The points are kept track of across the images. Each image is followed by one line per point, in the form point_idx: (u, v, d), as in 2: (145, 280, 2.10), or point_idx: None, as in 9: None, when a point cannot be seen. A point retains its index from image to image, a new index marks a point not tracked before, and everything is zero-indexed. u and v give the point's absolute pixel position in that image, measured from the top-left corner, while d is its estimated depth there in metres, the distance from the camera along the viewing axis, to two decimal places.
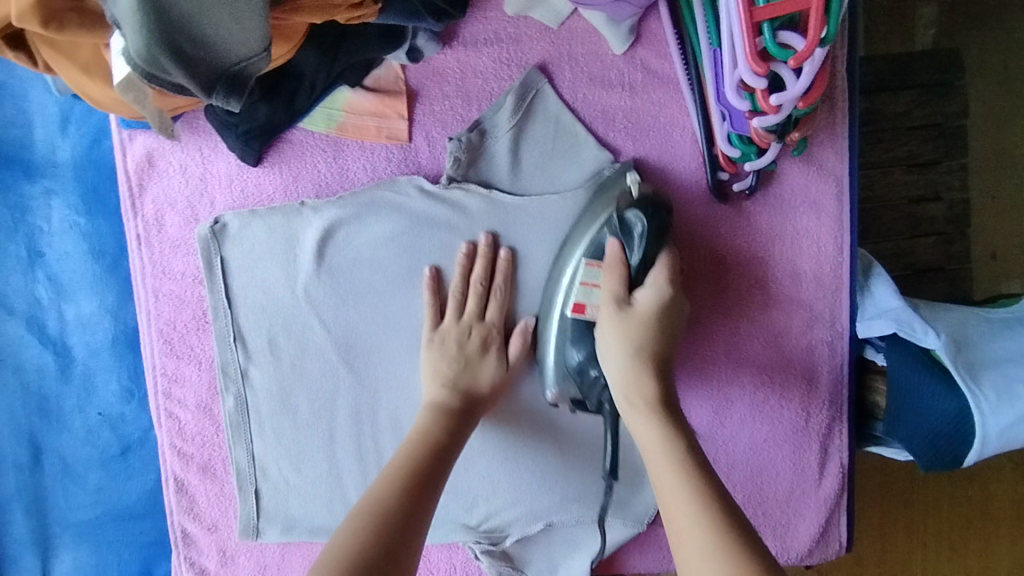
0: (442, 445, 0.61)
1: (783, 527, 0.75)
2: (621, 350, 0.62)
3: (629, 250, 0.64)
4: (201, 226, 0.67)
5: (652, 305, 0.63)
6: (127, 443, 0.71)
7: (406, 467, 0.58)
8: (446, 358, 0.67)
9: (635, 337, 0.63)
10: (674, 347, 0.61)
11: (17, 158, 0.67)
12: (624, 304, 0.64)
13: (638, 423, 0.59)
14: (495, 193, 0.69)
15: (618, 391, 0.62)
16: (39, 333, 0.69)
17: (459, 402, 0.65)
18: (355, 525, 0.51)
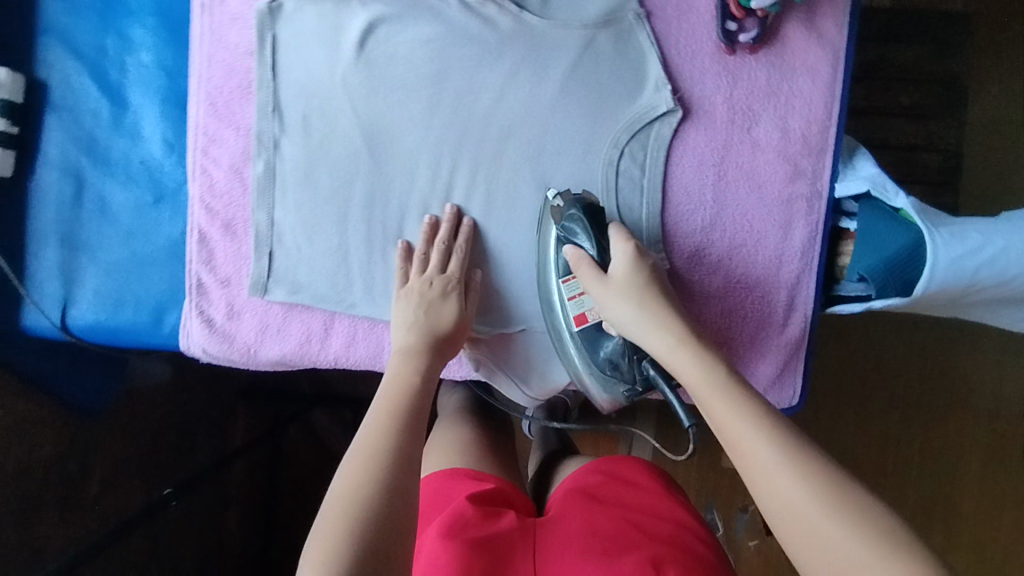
0: (421, 392, 0.67)
1: (744, 367, 0.81)
2: (631, 306, 0.66)
3: (573, 227, 0.71)
4: (261, 2, 0.75)
5: (627, 273, 0.68)
6: (161, 194, 0.78)
7: (396, 417, 0.63)
8: (416, 308, 0.74)
9: (585, 236, 0.70)
10: (641, 269, 0.68)
11: None
12: (567, 212, 0.72)
13: (619, 306, 0.67)
14: (525, 15, 0.76)
15: (592, 277, 0.69)
16: (100, 81, 0.77)
17: (426, 343, 0.72)
18: (366, 476, 0.56)
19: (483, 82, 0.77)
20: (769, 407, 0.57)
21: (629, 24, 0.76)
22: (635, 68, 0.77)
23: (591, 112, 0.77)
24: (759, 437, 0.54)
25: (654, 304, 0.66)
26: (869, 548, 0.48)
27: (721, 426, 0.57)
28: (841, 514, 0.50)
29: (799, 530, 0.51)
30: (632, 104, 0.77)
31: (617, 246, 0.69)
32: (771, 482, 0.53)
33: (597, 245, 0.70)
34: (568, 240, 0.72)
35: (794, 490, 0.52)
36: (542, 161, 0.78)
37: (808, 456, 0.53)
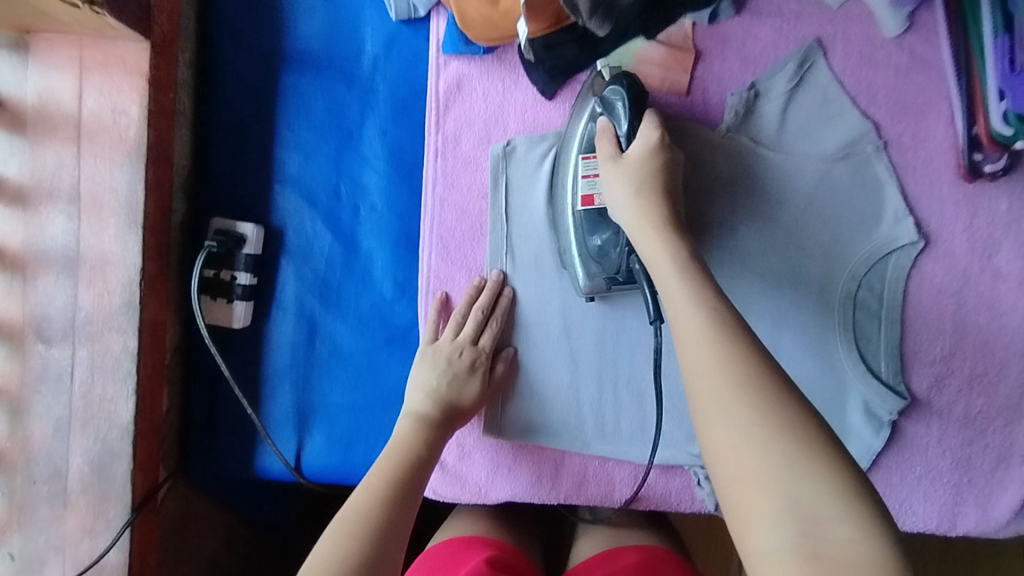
0: (426, 453, 0.66)
1: (985, 497, 0.78)
2: (628, 188, 0.64)
3: (612, 102, 0.68)
4: (495, 146, 0.75)
5: (641, 161, 0.64)
6: (392, 335, 0.78)
7: (393, 478, 0.62)
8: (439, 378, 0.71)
9: (624, 115, 0.67)
10: (658, 154, 0.65)
11: (343, 70, 0.76)
12: (610, 86, 0.69)
13: (619, 185, 0.64)
14: (761, 149, 0.75)
15: (606, 155, 0.66)
16: (333, 226, 0.77)
17: (443, 413, 0.69)
18: (369, 508, 0.58)
19: (717, 217, 0.75)
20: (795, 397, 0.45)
21: (867, 156, 0.75)
22: (874, 199, 0.75)
23: (827, 245, 0.76)
24: (740, 401, 0.46)
25: (650, 195, 0.63)
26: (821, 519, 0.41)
27: (697, 389, 0.48)
28: (826, 496, 0.41)
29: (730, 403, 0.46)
30: (871, 235, 0.75)
31: (643, 126, 0.66)
32: (746, 455, 0.44)
33: (631, 125, 0.67)
34: (604, 116, 0.69)
35: (753, 432, 0.44)
36: (777, 292, 0.76)
37: (808, 435, 0.43)
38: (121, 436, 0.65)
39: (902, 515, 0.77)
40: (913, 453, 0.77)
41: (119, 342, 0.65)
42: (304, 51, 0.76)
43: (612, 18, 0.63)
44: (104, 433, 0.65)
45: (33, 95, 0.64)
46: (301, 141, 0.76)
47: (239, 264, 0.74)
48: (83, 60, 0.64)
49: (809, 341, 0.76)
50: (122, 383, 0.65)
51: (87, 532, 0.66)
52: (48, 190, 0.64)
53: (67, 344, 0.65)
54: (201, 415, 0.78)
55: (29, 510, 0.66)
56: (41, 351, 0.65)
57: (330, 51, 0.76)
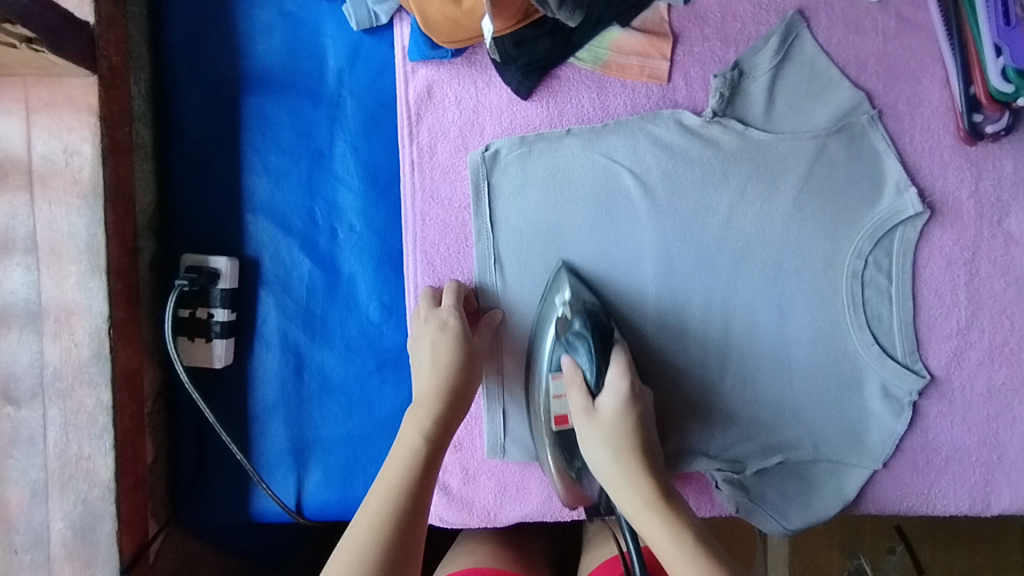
0: (433, 445, 0.62)
1: (1019, 472, 0.74)
2: (606, 455, 0.64)
3: (576, 343, 0.68)
4: (473, 152, 0.72)
5: (616, 411, 0.65)
6: (383, 360, 0.74)
7: (392, 502, 0.57)
8: (428, 348, 0.66)
9: (588, 357, 0.68)
10: (631, 407, 0.65)
11: (307, 87, 0.72)
12: (572, 325, 0.69)
13: (599, 451, 0.64)
14: (750, 130, 0.71)
15: (579, 409, 0.66)
16: (311, 252, 0.73)
17: (441, 396, 0.65)
18: (368, 542, 0.54)
19: (710, 205, 0.72)
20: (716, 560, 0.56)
21: (862, 127, 0.71)
22: (873, 171, 0.72)
23: (829, 225, 0.72)
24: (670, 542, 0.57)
25: (629, 455, 0.63)
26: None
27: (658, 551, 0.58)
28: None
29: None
30: (873, 210, 0.72)
31: (614, 372, 0.66)
32: (676, 573, 0.56)
33: (596, 368, 0.67)
34: (569, 353, 0.69)
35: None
36: (780, 277, 0.73)
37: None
38: (104, 495, 0.61)
39: (931, 499, 0.74)
40: (937, 433, 0.74)
41: (91, 396, 0.61)
42: (263, 71, 0.72)
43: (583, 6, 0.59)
44: (85, 493, 0.61)
45: None
46: (270, 165, 0.73)
47: (215, 300, 0.70)
48: (29, 102, 0.60)
49: (818, 328, 0.73)
50: (100, 439, 0.61)
51: None
52: (3, 243, 0.60)
53: (37, 403, 0.61)
54: (190, 461, 0.74)
55: None
56: (11, 414, 0.61)
57: (291, 68, 0.72)
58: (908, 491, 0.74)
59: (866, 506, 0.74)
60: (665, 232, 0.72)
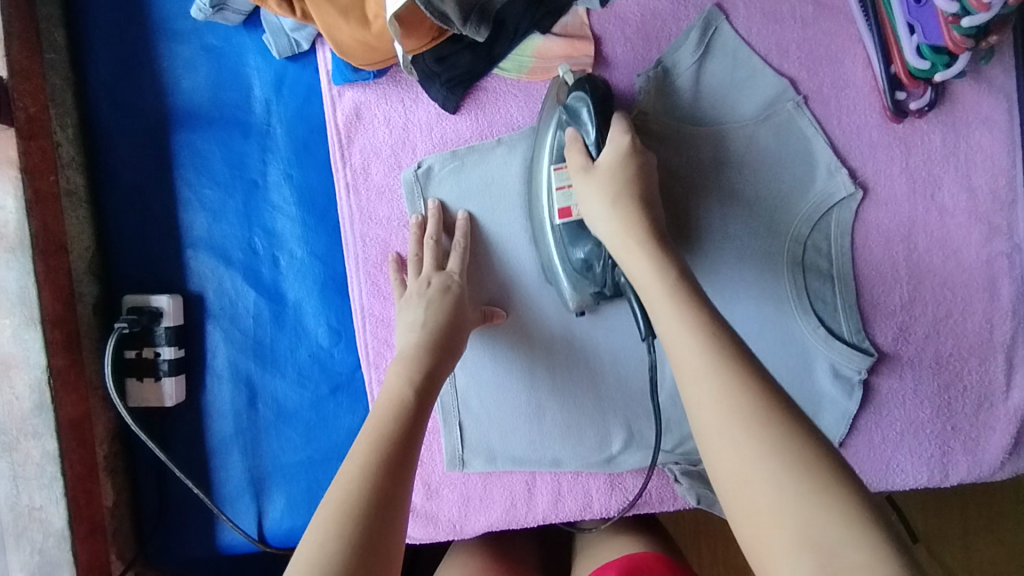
0: (421, 393, 0.58)
1: (974, 441, 0.74)
2: (603, 198, 0.60)
3: (578, 107, 0.64)
4: (406, 171, 0.72)
5: (615, 168, 0.62)
6: (336, 383, 0.75)
7: (382, 441, 0.52)
8: (422, 309, 0.65)
9: (591, 125, 0.63)
10: (632, 158, 0.62)
11: (236, 120, 0.73)
12: (572, 93, 0.65)
13: (595, 203, 0.61)
14: (679, 126, 0.72)
15: (577, 166, 0.63)
16: (255, 282, 0.74)
17: (431, 345, 0.62)
18: (356, 484, 0.48)
19: None
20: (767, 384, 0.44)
21: (789, 113, 0.72)
22: (804, 156, 0.72)
23: (766, 212, 0.73)
24: (689, 325, 0.49)
25: (625, 205, 0.60)
26: (808, 533, 0.37)
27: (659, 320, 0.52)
28: (792, 466, 0.40)
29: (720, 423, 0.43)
30: (807, 195, 0.72)
31: (613, 137, 0.63)
32: (709, 415, 0.44)
33: (600, 139, 0.63)
34: (570, 124, 0.65)
35: (723, 413, 0.43)
36: (722, 267, 0.73)
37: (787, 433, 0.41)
38: (59, 544, 0.61)
39: (890, 474, 0.75)
40: (890, 409, 0.74)
41: (38, 448, 0.61)
42: (191, 107, 0.73)
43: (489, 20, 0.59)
44: (41, 543, 0.61)
45: None
46: (205, 199, 0.73)
47: (160, 338, 0.70)
48: None
49: (764, 313, 0.73)
50: (50, 488, 0.61)
51: None
52: None
53: None
54: (152, 502, 0.74)
55: None
56: None
57: (218, 103, 0.73)
58: (866, 468, 0.75)
59: None
60: None
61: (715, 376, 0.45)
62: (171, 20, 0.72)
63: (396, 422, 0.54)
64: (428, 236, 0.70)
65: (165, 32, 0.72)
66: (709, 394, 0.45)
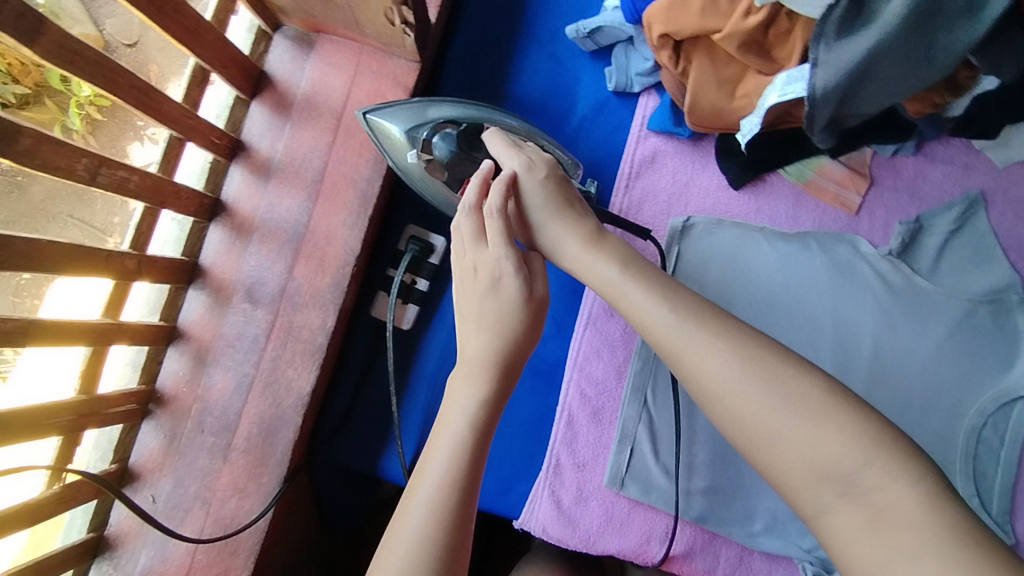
0: (481, 433, 0.55)
1: None
2: (587, 228, 0.62)
3: (439, 151, 0.67)
4: (675, 219, 0.81)
5: (551, 183, 0.64)
6: (538, 369, 0.82)
7: (446, 492, 0.51)
8: (488, 309, 0.60)
9: (446, 146, 0.67)
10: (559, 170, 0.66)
11: (552, 121, 0.83)
12: (433, 135, 0.67)
13: (568, 231, 0.62)
14: (914, 277, 0.81)
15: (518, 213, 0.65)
16: None
17: (497, 362, 0.58)
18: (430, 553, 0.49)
19: (860, 329, 0.81)
20: (794, 371, 0.49)
21: (1011, 305, 0.81)
22: (1011, 346, 0.80)
23: (960, 378, 0.80)
24: (731, 354, 0.51)
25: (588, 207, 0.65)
26: (826, 430, 0.46)
27: (700, 361, 0.52)
28: (835, 426, 0.46)
29: (804, 486, 0.47)
30: (1003, 380, 0.80)
31: (501, 153, 0.66)
32: (738, 392, 0.50)
33: (449, 150, 0.67)
34: (419, 154, 0.68)
35: (744, 385, 0.50)
36: (908, 410, 0.80)
37: (845, 409, 0.47)
38: (296, 406, 0.67)
39: None
40: None
41: (319, 318, 0.68)
42: (521, 97, 0.84)
43: (835, 135, 0.69)
44: (281, 400, 0.68)
45: (306, 82, 0.72)
46: None
47: (423, 271, 0.79)
48: (359, 66, 0.71)
49: None
50: (311, 357, 0.68)
51: (237, 491, 0.66)
52: (296, 168, 0.70)
53: (270, 311, 0.69)
54: (341, 403, 0.80)
55: (187, 457, 0.67)
56: (245, 309, 0.69)
57: (544, 102, 0.84)
58: None
59: None
60: (818, 340, 0.81)
61: (752, 372, 0.50)
62: (536, 28, 0.85)
63: (462, 468, 0.53)
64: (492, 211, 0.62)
65: (528, 35, 0.85)
66: (740, 385, 0.50)
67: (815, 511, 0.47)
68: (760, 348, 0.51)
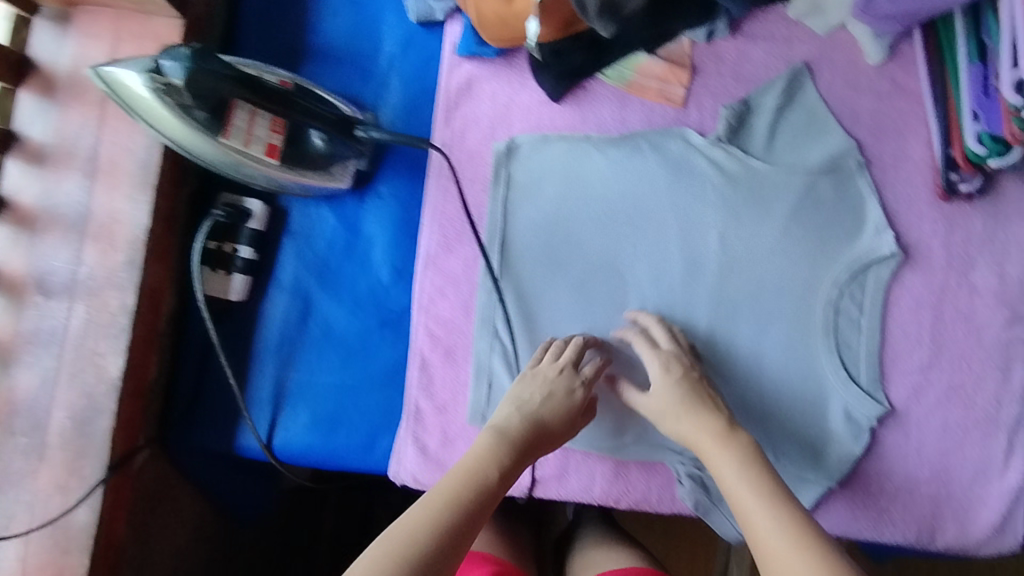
0: (498, 482, 0.65)
1: (965, 511, 0.78)
2: (657, 367, 0.72)
3: (173, 66, 0.60)
4: (498, 142, 0.79)
5: (666, 346, 0.74)
6: (385, 319, 0.80)
7: (456, 505, 0.61)
8: (541, 394, 0.71)
9: (180, 58, 0.60)
10: (676, 359, 0.73)
11: (360, 65, 0.80)
12: (163, 58, 0.60)
13: (653, 399, 0.72)
14: (750, 160, 0.79)
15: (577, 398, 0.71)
16: (336, 209, 0.80)
17: (529, 432, 0.69)
18: (423, 534, 0.58)
19: (705, 221, 0.79)
20: (791, 500, 0.61)
21: (850, 171, 0.79)
22: (856, 212, 0.79)
23: (810, 254, 0.79)
24: (729, 451, 0.66)
25: (682, 393, 0.71)
26: (791, 543, 0.57)
27: (693, 443, 0.69)
28: (804, 545, 0.56)
29: (777, 550, 0.57)
30: (852, 248, 0.79)
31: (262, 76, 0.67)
32: (715, 454, 0.66)
33: (183, 61, 0.60)
34: (158, 82, 0.61)
35: (755, 472, 0.63)
36: (762, 295, 0.79)
37: (827, 553, 0.55)
38: (108, 392, 0.65)
39: (881, 525, 0.78)
40: (891, 461, 0.79)
41: (117, 299, 0.65)
42: (324, 45, 0.80)
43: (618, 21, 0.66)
44: (91, 387, 0.65)
45: (67, 59, 0.68)
46: None
47: (242, 238, 0.75)
48: (119, 33, 0.68)
49: (789, 347, 0.79)
50: (115, 340, 0.65)
51: (60, 488, 0.64)
52: (69, 148, 0.67)
53: (67, 301, 0.66)
54: (188, 384, 0.79)
55: (4, 463, 0.65)
56: (39, 303, 0.66)
57: (349, 46, 0.80)
58: (859, 513, 0.78)
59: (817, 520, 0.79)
60: (663, 241, 0.79)
61: (736, 462, 0.65)
62: None
63: (475, 485, 0.64)
64: (572, 345, 0.74)
65: None
66: (723, 460, 0.65)
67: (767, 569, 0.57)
68: (754, 458, 0.65)
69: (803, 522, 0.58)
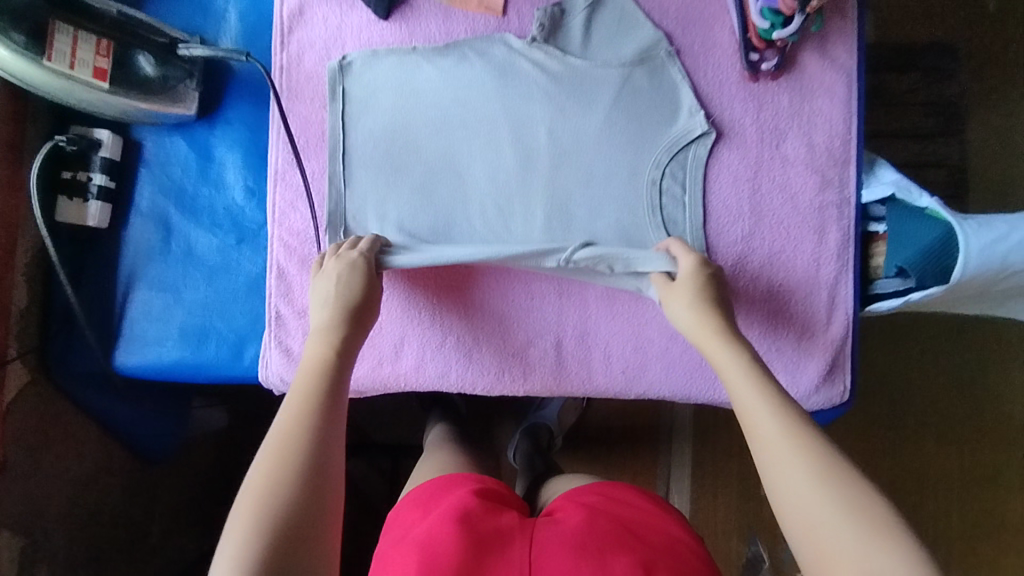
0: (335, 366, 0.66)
1: (794, 365, 0.85)
2: (687, 300, 0.71)
3: None
4: (332, 62, 0.84)
5: (696, 280, 0.73)
6: (243, 235, 0.85)
7: (307, 410, 0.62)
8: (332, 280, 0.72)
9: None
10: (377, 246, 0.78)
11: (199, 1, 0.86)
12: None
13: (680, 306, 0.72)
14: (568, 58, 0.85)
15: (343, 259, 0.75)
16: (188, 137, 0.85)
17: (346, 315, 0.70)
18: (285, 457, 0.57)
19: (533, 118, 0.85)
20: (829, 440, 0.57)
21: (661, 60, 0.85)
22: (670, 97, 0.85)
23: (633, 139, 0.84)
24: (775, 414, 0.58)
25: (710, 312, 0.70)
26: (841, 506, 0.52)
27: (735, 394, 0.62)
28: (852, 500, 0.52)
29: (820, 526, 0.52)
30: (670, 130, 0.85)
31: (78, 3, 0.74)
32: (751, 409, 0.60)
33: None
34: None
35: (795, 451, 0.56)
36: (592, 181, 0.84)
37: (866, 499, 0.52)
38: None
39: (719, 384, 0.84)
40: None
41: None
42: None
43: None
44: None
45: None
46: None
47: (95, 166, 0.81)
48: None
49: (622, 227, 0.84)
50: None
51: None
52: None
53: None
54: (63, 307, 0.86)
55: None
56: None
57: None
58: (698, 376, 0.84)
59: (658, 385, 0.85)
60: (496, 140, 0.85)
61: (784, 427, 0.58)
62: None
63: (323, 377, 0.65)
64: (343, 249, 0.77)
65: None
66: (765, 417, 0.59)
67: (816, 554, 0.52)
68: (792, 403, 0.60)
69: (860, 481, 0.54)
